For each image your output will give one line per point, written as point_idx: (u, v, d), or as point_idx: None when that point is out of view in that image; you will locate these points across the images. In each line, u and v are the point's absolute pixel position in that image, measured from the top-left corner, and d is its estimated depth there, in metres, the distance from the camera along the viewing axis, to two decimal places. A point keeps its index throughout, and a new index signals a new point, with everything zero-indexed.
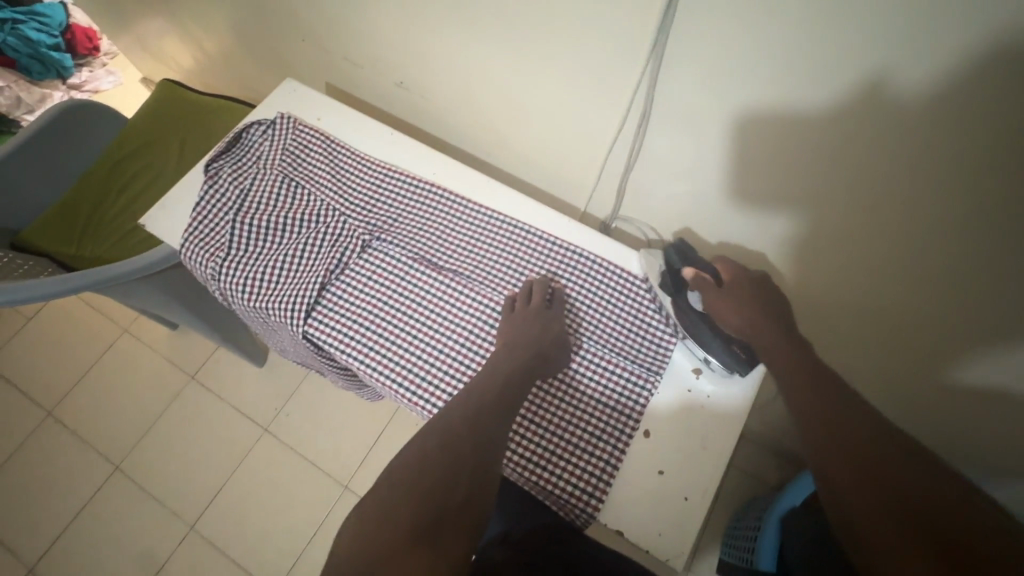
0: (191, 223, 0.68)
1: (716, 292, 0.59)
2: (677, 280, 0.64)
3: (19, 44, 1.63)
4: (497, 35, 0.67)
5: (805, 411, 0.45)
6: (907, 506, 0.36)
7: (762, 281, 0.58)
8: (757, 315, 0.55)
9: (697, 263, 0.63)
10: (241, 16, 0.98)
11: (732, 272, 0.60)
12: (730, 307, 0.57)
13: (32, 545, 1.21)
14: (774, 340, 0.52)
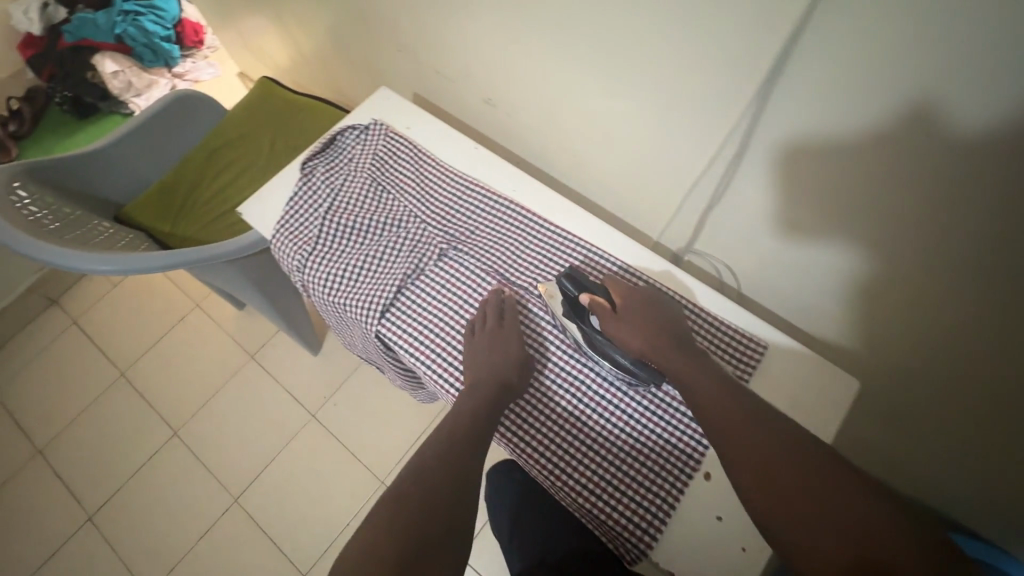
0: (283, 217, 0.73)
1: (615, 320, 0.59)
2: (576, 307, 0.62)
3: (138, 34, 1.79)
4: (589, 61, 0.68)
5: (731, 448, 0.49)
6: (828, 521, 0.43)
7: (649, 304, 0.61)
8: (663, 344, 0.57)
9: (589, 287, 0.63)
10: (343, 23, 1.04)
11: (624, 297, 0.61)
12: (631, 334, 0.58)
13: (95, 495, 1.30)
14: (687, 374, 0.55)
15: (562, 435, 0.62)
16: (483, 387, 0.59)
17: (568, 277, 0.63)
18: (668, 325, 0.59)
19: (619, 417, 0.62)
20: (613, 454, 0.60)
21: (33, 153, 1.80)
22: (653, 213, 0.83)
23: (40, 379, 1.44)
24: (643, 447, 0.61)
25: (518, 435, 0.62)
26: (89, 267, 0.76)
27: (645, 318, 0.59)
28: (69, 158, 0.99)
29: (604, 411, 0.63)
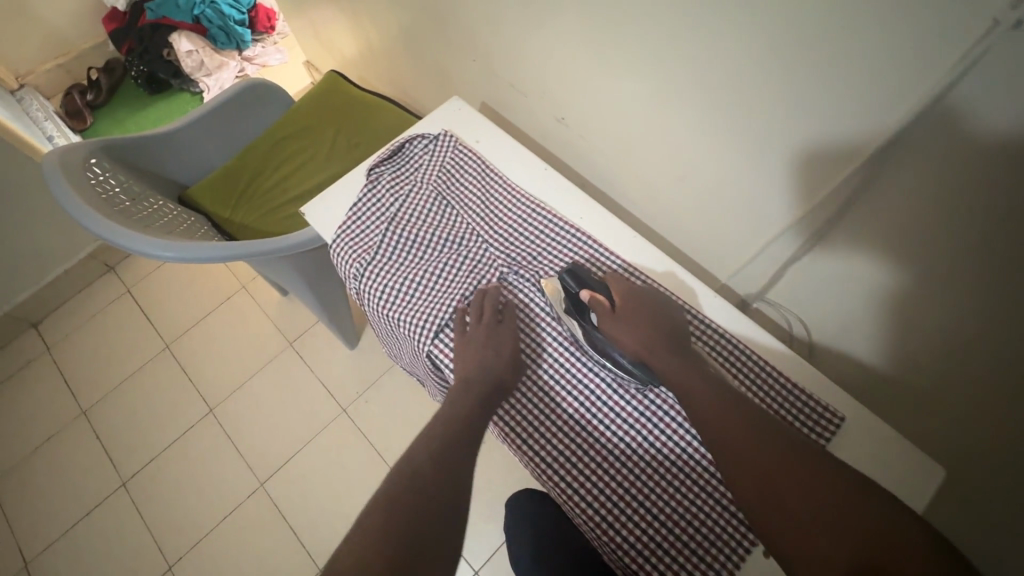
0: (345, 223, 0.72)
1: (612, 318, 0.60)
2: (577, 303, 0.64)
3: (214, 16, 1.84)
4: (678, 88, 0.65)
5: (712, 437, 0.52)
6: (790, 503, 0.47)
7: (647, 305, 0.62)
8: (657, 346, 0.58)
9: (591, 284, 0.64)
10: (419, 26, 1.04)
11: (623, 297, 0.62)
12: (627, 331, 0.59)
13: (130, 462, 1.34)
14: (689, 378, 0.55)
15: (554, 428, 0.63)
16: (473, 369, 0.61)
17: (569, 273, 0.65)
18: (662, 326, 0.60)
19: (614, 417, 0.62)
20: (602, 450, 0.61)
21: (107, 123, 1.88)
22: (725, 252, 0.78)
23: (92, 342, 1.50)
24: (636, 453, 0.60)
25: (513, 424, 0.63)
26: (151, 252, 0.77)
27: (642, 319, 0.60)
28: (144, 138, 1.02)
29: (597, 409, 0.62)
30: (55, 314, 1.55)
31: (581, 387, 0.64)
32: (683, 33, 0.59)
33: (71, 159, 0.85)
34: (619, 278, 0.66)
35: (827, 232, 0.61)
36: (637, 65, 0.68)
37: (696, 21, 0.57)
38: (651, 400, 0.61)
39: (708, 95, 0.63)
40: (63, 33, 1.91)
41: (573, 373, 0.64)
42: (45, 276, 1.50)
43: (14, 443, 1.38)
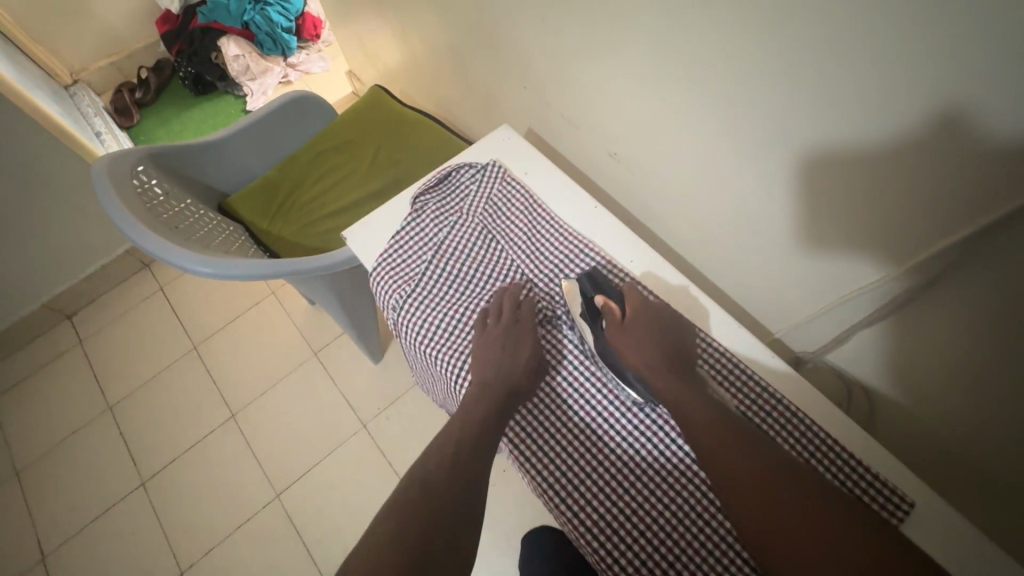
0: (386, 251, 0.71)
1: (621, 328, 0.61)
2: (591, 310, 0.64)
3: (262, 22, 1.88)
4: (746, 135, 0.62)
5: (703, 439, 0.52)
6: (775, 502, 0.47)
7: (657, 319, 0.61)
8: (658, 360, 0.58)
9: (605, 289, 0.65)
10: (469, 48, 1.02)
11: (635, 306, 0.63)
12: (637, 341, 0.59)
13: (151, 462, 1.34)
14: (691, 399, 0.55)
15: (562, 445, 0.61)
16: (487, 376, 0.60)
17: (587, 276, 0.66)
18: (669, 340, 0.60)
19: (619, 435, 0.61)
20: (609, 473, 0.59)
21: (153, 122, 1.92)
22: (785, 303, 0.74)
23: (123, 338, 1.52)
24: (645, 480, 0.58)
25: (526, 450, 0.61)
26: (188, 267, 0.76)
27: (649, 330, 0.60)
28: (190, 146, 1.03)
29: (604, 429, 0.61)
30: (89, 307, 1.58)
31: (586, 405, 0.63)
32: (756, 82, 0.56)
33: (119, 166, 0.86)
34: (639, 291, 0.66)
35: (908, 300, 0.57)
36: (702, 108, 0.65)
37: (773, 71, 0.54)
38: (649, 415, 0.61)
39: (779, 146, 0.59)
40: (118, 32, 1.97)
41: (585, 389, 0.64)
42: (83, 270, 1.53)
43: (40, 434, 1.40)
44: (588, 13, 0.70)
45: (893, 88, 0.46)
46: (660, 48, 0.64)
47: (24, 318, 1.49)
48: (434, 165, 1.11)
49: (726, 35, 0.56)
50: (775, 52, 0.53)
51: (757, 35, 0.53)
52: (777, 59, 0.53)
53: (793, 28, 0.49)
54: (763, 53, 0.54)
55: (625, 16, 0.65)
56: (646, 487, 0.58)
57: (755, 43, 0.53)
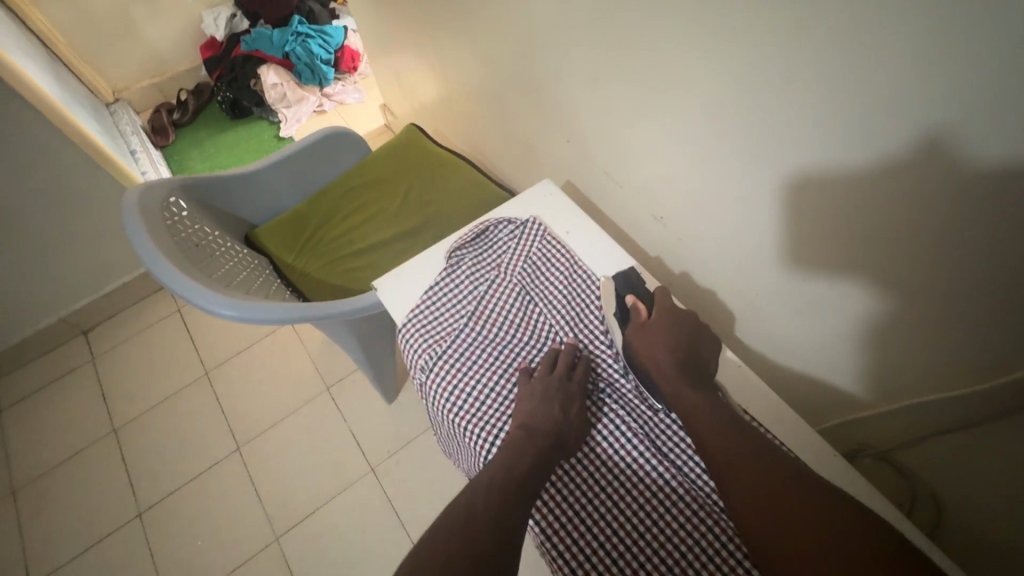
0: (417, 306, 0.69)
1: (641, 327, 0.62)
2: (622, 309, 0.66)
3: (303, 53, 1.92)
4: (811, 219, 0.58)
5: (718, 441, 0.52)
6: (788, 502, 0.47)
7: (679, 324, 0.62)
8: (675, 369, 0.58)
9: (637, 290, 0.67)
10: (510, 96, 1.02)
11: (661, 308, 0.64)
12: (657, 344, 0.60)
13: (150, 493, 1.29)
14: (700, 407, 0.55)
15: (588, 493, 0.56)
16: (535, 421, 0.57)
17: (621, 277, 0.68)
18: (687, 349, 0.60)
19: (645, 473, 0.57)
20: (642, 530, 0.54)
21: (187, 142, 1.95)
22: (844, 389, 0.69)
23: (136, 358, 1.50)
24: (684, 535, 0.53)
25: (553, 531, 0.54)
26: (209, 308, 0.73)
27: (670, 335, 0.61)
28: (223, 177, 1.02)
29: (631, 470, 0.58)
30: (105, 324, 1.57)
31: (610, 448, 0.59)
32: (828, 169, 0.53)
33: (151, 197, 0.84)
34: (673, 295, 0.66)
35: (1000, 415, 0.52)
36: (760, 186, 0.61)
37: (849, 161, 0.51)
38: (681, 469, 0.57)
39: (847, 234, 0.56)
40: (161, 56, 2.02)
41: (625, 449, 0.59)
42: (103, 287, 1.52)
43: (42, 452, 1.37)
44: (643, 79, 0.68)
45: (992, 196, 0.42)
46: (719, 124, 0.61)
47: (40, 332, 1.48)
48: (465, 209, 1.09)
49: (796, 120, 0.52)
50: (854, 142, 0.49)
51: (833, 125, 0.50)
52: (854, 150, 0.49)
53: (875, 124, 0.46)
54: (839, 141, 0.50)
55: (685, 88, 0.62)
56: (681, 534, 0.53)
57: (830, 132, 0.50)
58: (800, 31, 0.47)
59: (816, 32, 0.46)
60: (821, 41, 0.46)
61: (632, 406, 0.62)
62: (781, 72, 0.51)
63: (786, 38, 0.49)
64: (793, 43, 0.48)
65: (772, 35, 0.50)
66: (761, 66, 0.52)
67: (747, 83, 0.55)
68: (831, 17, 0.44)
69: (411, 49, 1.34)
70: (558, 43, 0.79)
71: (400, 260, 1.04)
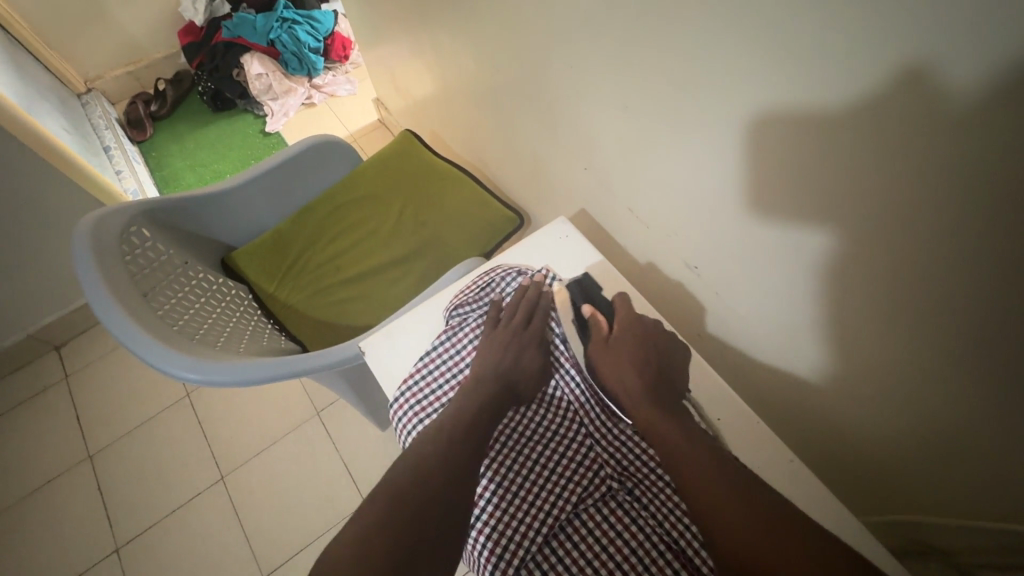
0: (411, 377, 0.61)
1: (602, 343, 0.62)
2: (581, 322, 0.65)
3: (289, 41, 1.77)
4: (895, 300, 0.48)
5: (684, 444, 0.51)
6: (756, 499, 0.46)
7: (645, 337, 0.61)
8: (641, 386, 0.57)
9: (596, 301, 0.67)
10: (518, 108, 0.90)
11: (622, 322, 0.63)
12: (619, 356, 0.60)
13: (128, 526, 1.21)
14: (668, 430, 0.53)
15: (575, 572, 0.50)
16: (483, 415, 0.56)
17: (576, 287, 0.67)
18: (654, 365, 0.59)
19: (653, 563, 0.49)
20: (583, 538, 0.51)
21: (165, 138, 1.82)
22: (912, 475, 0.60)
23: (113, 377, 1.40)
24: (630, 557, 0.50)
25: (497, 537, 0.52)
26: (171, 370, 0.63)
27: (634, 347, 0.60)
28: (195, 198, 0.91)
29: (640, 558, 0.50)
30: (79, 339, 1.47)
31: (627, 546, 0.50)
32: (931, 251, 0.42)
33: (108, 228, 0.73)
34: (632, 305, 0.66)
35: None
36: (820, 241, 0.52)
37: (963, 246, 0.40)
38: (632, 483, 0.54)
39: (947, 323, 0.46)
40: (138, 43, 1.88)
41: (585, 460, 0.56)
42: (75, 300, 1.42)
43: (11, 480, 1.28)
44: (688, 114, 0.57)
45: None
46: (782, 176, 0.51)
47: (8, 349, 1.38)
48: (466, 233, 0.98)
49: (895, 187, 0.42)
50: (975, 227, 0.38)
51: (949, 201, 0.39)
52: (978, 236, 0.39)
53: (992, 196, 0.36)
54: (957, 224, 0.40)
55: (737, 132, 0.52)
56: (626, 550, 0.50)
57: (926, 198, 0.40)
58: (917, 84, 0.36)
59: (942, 91, 0.35)
60: (948, 102, 0.35)
61: (652, 489, 0.53)
62: (878, 131, 0.40)
63: (894, 91, 0.38)
64: (904, 97, 0.37)
65: (873, 85, 0.39)
66: (854, 119, 0.41)
67: (830, 136, 0.44)
68: (969, 74, 0.33)
69: (405, 47, 1.21)
70: (581, 57, 0.68)
71: (394, 292, 0.94)
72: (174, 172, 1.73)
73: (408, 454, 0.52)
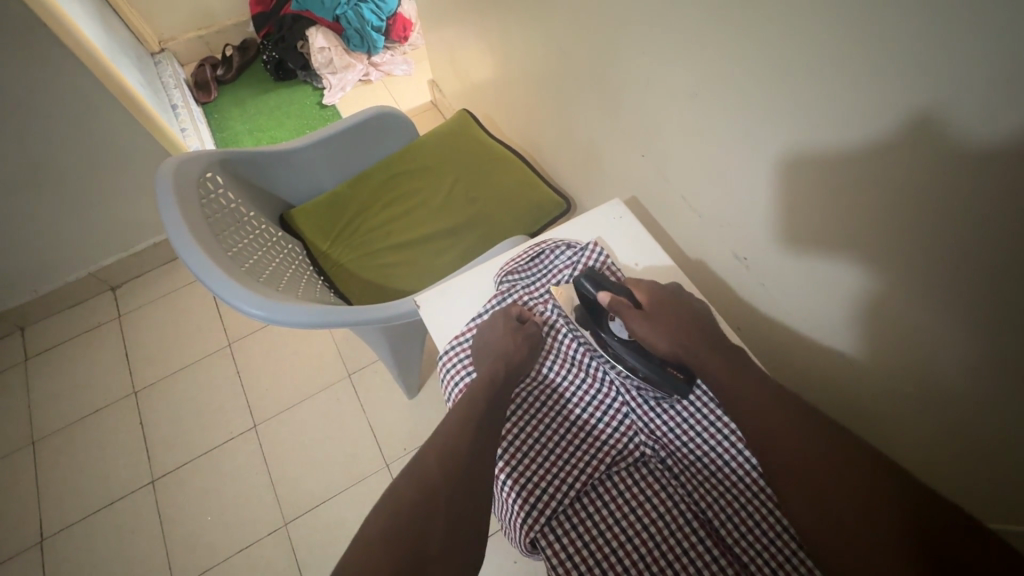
0: (460, 334, 0.65)
1: (640, 316, 0.60)
2: (593, 311, 0.64)
3: (353, 18, 1.83)
4: (953, 307, 0.48)
5: (752, 394, 0.53)
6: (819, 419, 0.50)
7: (674, 298, 0.62)
8: (698, 340, 0.58)
9: (608, 286, 0.63)
10: (578, 94, 0.92)
11: (647, 295, 0.62)
12: (661, 327, 0.59)
13: (164, 461, 1.28)
14: (768, 430, 0.50)
15: (602, 526, 0.53)
16: (509, 362, 0.58)
17: (586, 277, 0.64)
18: (693, 318, 0.60)
19: (680, 528, 0.53)
20: (607, 485, 0.55)
21: (228, 101, 1.90)
22: (946, 484, 0.60)
23: (162, 320, 1.48)
24: (649, 505, 0.54)
25: (523, 468, 0.56)
26: (239, 305, 0.67)
27: (673, 310, 0.60)
28: (263, 153, 0.96)
29: (668, 523, 0.53)
30: (134, 282, 1.55)
31: (655, 510, 0.54)
32: (982, 256, 0.43)
33: (188, 172, 0.78)
34: (637, 279, 0.66)
35: None
36: (868, 241, 0.53)
37: (1018, 254, 0.41)
38: (649, 428, 0.58)
39: (981, 328, 0.47)
40: (211, 9, 1.96)
41: (610, 412, 0.60)
42: (134, 246, 1.50)
43: (62, 405, 1.37)
44: (753, 108, 0.58)
45: None
46: (837, 171, 0.52)
47: (70, 284, 1.47)
48: (515, 212, 1.00)
49: (947, 187, 0.43)
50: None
51: (992, 205, 0.41)
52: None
53: None
54: (1000, 226, 0.41)
55: (794, 127, 0.54)
56: (642, 497, 0.54)
57: (970, 199, 0.42)
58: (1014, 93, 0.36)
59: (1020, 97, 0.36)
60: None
61: (683, 463, 0.57)
62: (964, 139, 0.40)
63: (984, 99, 0.38)
64: (998, 109, 0.37)
65: (965, 92, 0.39)
66: (940, 127, 0.42)
67: (911, 143, 0.44)
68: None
69: (469, 30, 1.24)
70: (649, 46, 0.69)
71: (440, 261, 0.97)
72: (234, 135, 1.80)
73: (458, 405, 0.56)
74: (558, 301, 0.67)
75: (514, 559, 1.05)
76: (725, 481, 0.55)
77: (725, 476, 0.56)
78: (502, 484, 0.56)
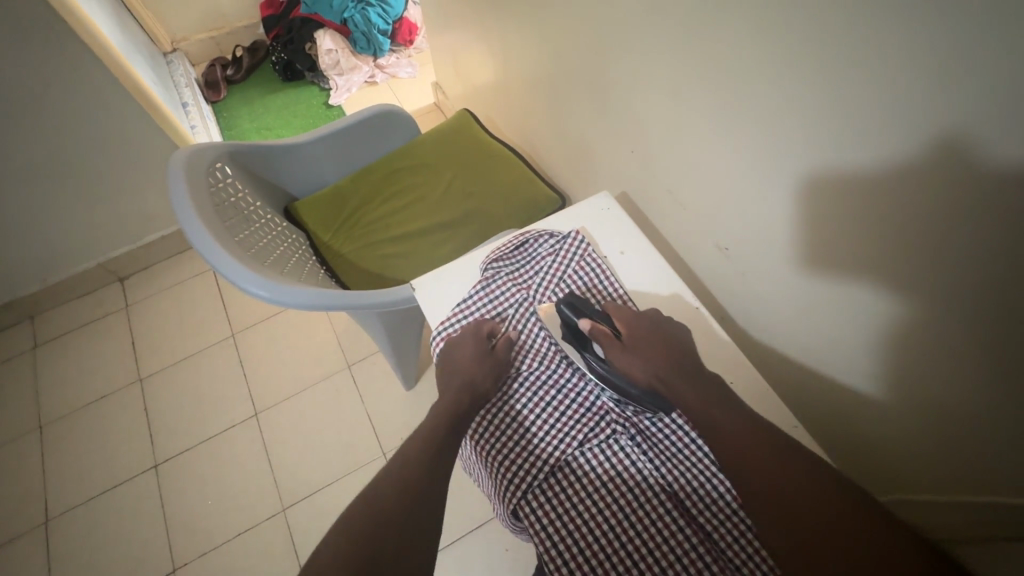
0: (448, 318, 0.68)
1: (620, 347, 0.60)
2: (577, 335, 0.63)
3: (361, 22, 1.89)
4: (914, 287, 0.52)
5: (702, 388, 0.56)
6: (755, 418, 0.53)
7: (656, 329, 0.61)
8: (676, 370, 0.58)
9: (590, 313, 0.64)
10: (573, 94, 0.95)
11: (628, 325, 0.62)
12: (640, 359, 0.59)
13: (166, 446, 1.31)
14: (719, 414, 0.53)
15: (574, 498, 0.56)
16: (481, 350, 0.63)
17: (568, 303, 0.64)
18: (675, 349, 0.60)
19: (647, 498, 0.56)
20: (578, 459, 0.59)
21: (237, 100, 1.95)
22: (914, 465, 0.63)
23: (168, 311, 1.52)
24: (617, 477, 0.57)
25: (499, 442, 0.61)
26: (245, 285, 0.71)
27: (655, 342, 0.60)
28: (269, 146, 1.00)
29: (635, 494, 0.56)
30: (142, 273, 1.60)
31: (623, 482, 0.57)
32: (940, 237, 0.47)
33: (199, 161, 0.82)
34: (621, 306, 0.66)
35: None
36: (837, 228, 0.56)
37: (969, 232, 0.44)
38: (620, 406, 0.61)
39: (941, 307, 0.50)
40: (223, 10, 2.02)
41: (585, 391, 0.63)
42: (143, 237, 1.54)
43: (69, 391, 1.41)
44: (732, 104, 0.61)
45: None
46: (808, 162, 0.55)
47: (79, 274, 1.52)
48: (511, 207, 1.04)
49: (905, 174, 0.47)
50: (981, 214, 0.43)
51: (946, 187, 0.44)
52: (981, 218, 0.43)
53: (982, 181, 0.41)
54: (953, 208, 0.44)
55: (768, 121, 0.58)
56: (611, 471, 0.58)
57: (926, 182, 0.45)
58: (956, 85, 0.40)
59: (964, 86, 0.39)
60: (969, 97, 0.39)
61: (653, 439, 0.59)
62: (917, 128, 0.44)
63: (931, 91, 0.41)
64: (944, 100, 0.41)
65: (914, 86, 0.42)
66: (894, 119, 0.45)
67: (870, 131, 0.47)
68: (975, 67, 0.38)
69: (471, 33, 1.29)
70: (638, 47, 0.73)
71: (438, 252, 1.01)
72: (242, 133, 1.85)
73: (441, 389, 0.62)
74: (543, 323, 0.67)
75: (505, 546, 1.08)
76: (693, 456, 0.58)
77: (693, 451, 0.58)
78: (482, 457, 0.61)
